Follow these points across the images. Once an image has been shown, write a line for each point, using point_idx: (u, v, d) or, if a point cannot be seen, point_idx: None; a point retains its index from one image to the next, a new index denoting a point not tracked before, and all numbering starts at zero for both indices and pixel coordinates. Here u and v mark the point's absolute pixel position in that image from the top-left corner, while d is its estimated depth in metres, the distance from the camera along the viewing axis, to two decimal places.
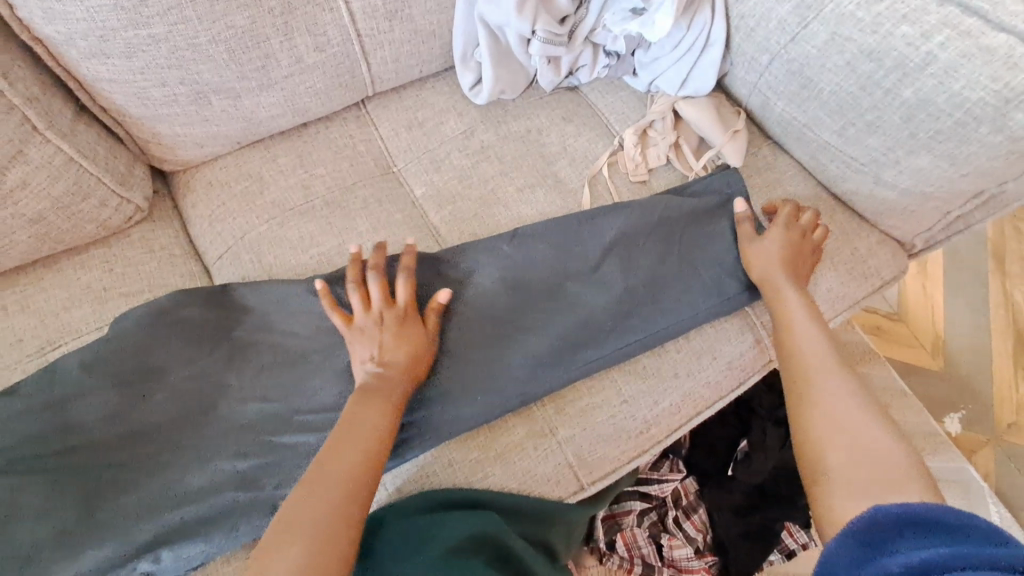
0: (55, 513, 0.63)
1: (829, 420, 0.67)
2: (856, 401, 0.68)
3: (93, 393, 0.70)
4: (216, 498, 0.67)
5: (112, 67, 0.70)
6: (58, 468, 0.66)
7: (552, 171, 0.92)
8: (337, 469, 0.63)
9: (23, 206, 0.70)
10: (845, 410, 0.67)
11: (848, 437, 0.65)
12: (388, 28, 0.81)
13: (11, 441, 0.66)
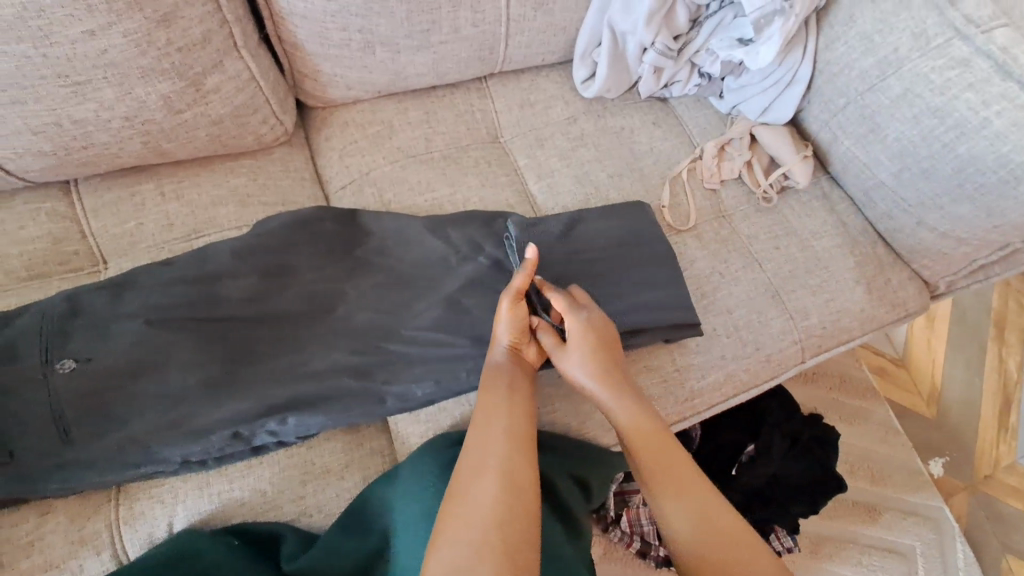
0: (202, 368, 0.74)
1: (688, 502, 0.72)
2: (681, 463, 0.74)
3: (239, 277, 0.80)
4: (333, 381, 0.78)
5: (310, 6, 0.82)
6: (205, 332, 0.76)
7: (639, 166, 1.04)
8: (487, 461, 0.68)
9: (211, 108, 0.80)
10: (672, 473, 0.74)
11: (691, 510, 0.72)
12: (532, 17, 0.94)
13: (168, 302, 0.76)
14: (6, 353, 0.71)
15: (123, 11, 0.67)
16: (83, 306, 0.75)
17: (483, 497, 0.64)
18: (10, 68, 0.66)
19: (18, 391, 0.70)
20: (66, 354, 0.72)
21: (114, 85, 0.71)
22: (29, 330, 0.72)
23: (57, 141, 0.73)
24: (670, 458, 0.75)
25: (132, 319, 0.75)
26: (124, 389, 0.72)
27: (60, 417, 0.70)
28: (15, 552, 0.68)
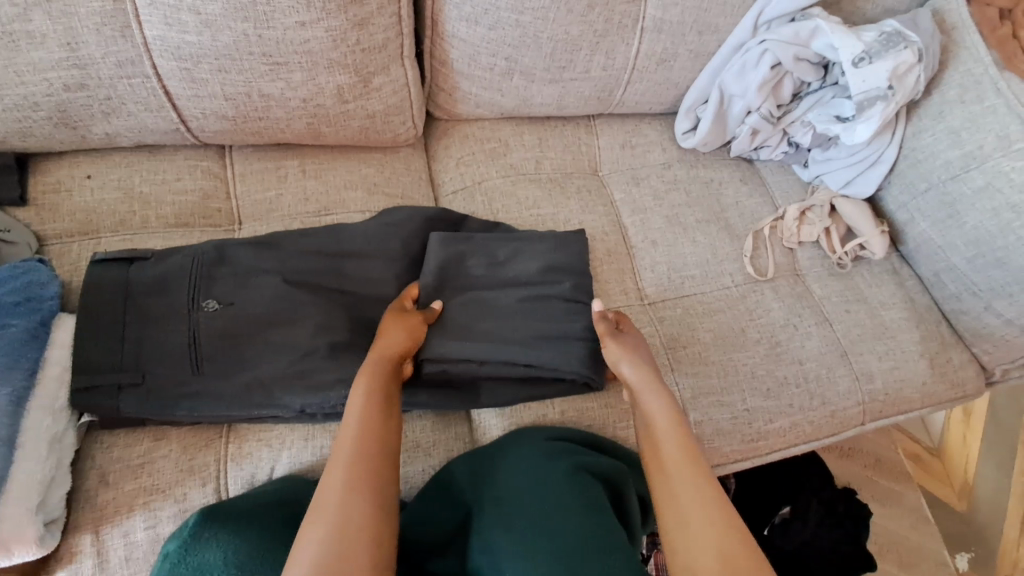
0: (327, 330, 0.79)
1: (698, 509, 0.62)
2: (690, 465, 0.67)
3: (365, 252, 0.87)
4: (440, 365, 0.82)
5: (472, 33, 0.93)
6: (331, 298, 0.82)
7: (724, 216, 1.11)
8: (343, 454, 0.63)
9: (372, 104, 0.90)
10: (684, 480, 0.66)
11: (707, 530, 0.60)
12: (653, 70, 1.04)
13: (304, 267, 0.83)
14: (156, 286, 0.77)
15: (332, 11, 0.78)
16: (228, 257, 0.81)
17: (334, 507, 0.59)
18: (228, 42, 0.76)
19: (162, 322, 0.75)
20: (210, 295, 0.78)
21: (304, 70, 0.81)
22: (179, 270, 0.78)
23: (241, 109, 0.83)
24: (689, 471, 0.66)
25: (273, 276, 0.81)
26: (257, 335, 0.77)
27: (196, 352, 0.75)
28: (126, 471, 0.71)
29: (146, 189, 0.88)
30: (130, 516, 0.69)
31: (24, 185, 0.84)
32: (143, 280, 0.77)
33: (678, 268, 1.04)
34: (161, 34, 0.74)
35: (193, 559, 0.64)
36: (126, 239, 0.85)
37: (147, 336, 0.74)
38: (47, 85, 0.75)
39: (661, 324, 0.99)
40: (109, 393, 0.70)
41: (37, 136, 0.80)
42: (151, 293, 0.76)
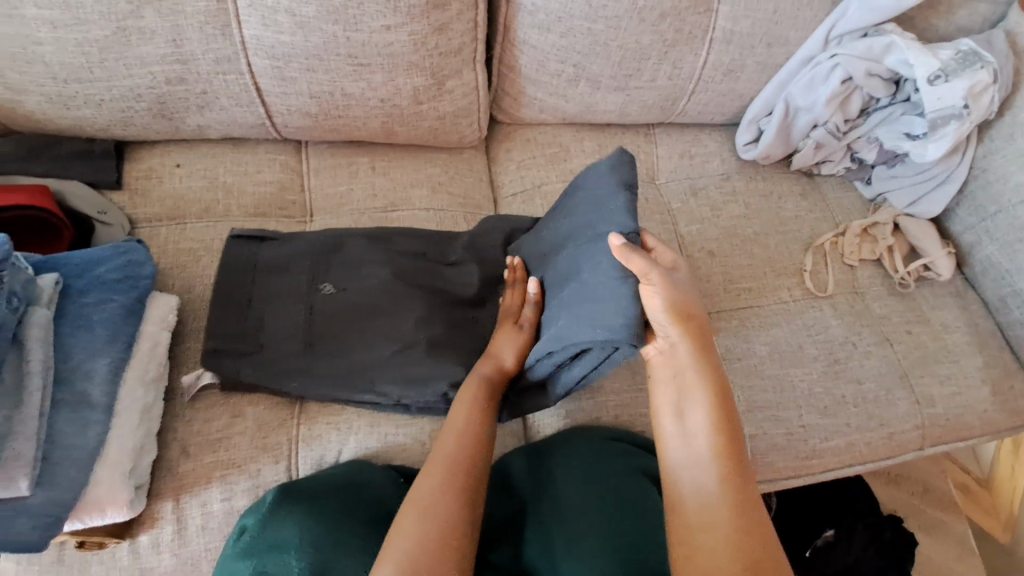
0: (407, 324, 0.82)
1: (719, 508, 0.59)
2: (723, 465, 0.62)
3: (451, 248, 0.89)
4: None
5: (543, 39, 0.95)
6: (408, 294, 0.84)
7: (784, 230, 1.10)
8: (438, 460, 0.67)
9: (444, 106, 0.93)
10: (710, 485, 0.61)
11: (719, 528, 0.58)
12: (719, 81, 1.04)
13: (401, 263, 0.86)
14: (281, 266, 0.84)
15: (415, 16, 0.81)
16: (341, 245, 0.87)
17: (423, 512, 0.62)
18: (318, 42, 0.80)
19: (282, 299, 0.82)
20: (327, 279, 0.84)
21: (384, 71, 0.85)
22: (298, 254, 0.85)
23: (323, 107, 0.87)
24: (718, 470, 0.62)
25: (381, 267, 0.85)
26: (354, 323, 0.82)
27: (307, 335, 0.81)
28: (205, 444, 0.75)
29: (229, 179, 0.93)
30: (207, 487, 0.73)
31: (120, 171, 0.89)
32: (267, 259, 0.84)
33: (735, 280, 1.04)
34: (258, 34, 0.79)
35: (269, 533, 0.67)
36: (209, 225, 0.89)
37: (269, 310, 0.82)
38: (151, 78, 0.80)
39: (716, 335, 0.98)
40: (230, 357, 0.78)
41: (136, 125, 0.85)
42: (274, 274, 0.84)
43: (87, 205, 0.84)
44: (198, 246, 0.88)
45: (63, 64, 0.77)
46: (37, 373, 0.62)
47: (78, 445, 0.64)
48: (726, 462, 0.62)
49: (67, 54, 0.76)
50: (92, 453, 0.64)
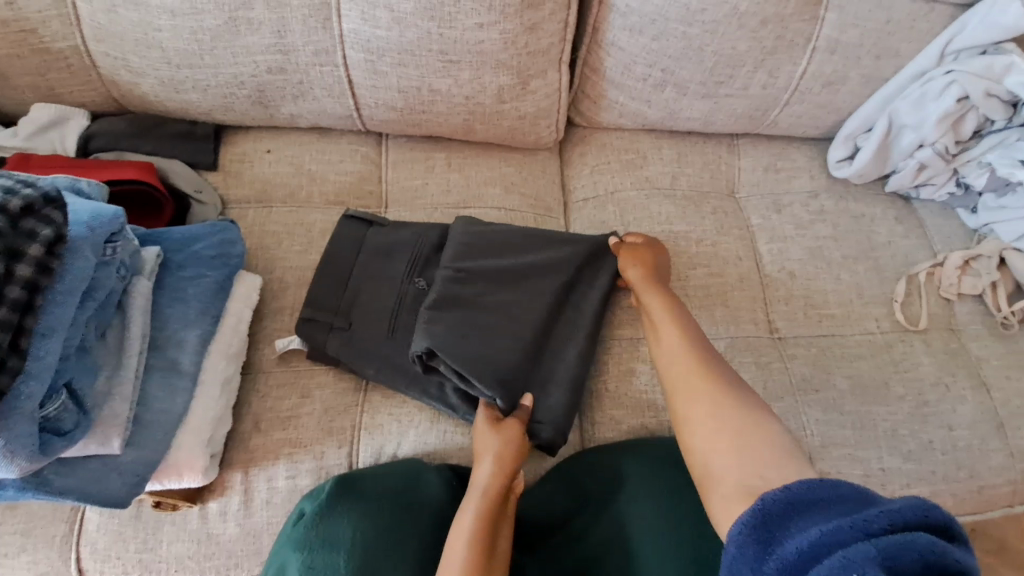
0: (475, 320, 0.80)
1: (702, 401, 0.62)
2: (690, 362, 0.68)
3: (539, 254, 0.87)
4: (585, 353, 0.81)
5: (633, 42, 0.92)
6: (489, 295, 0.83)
7: (873, 256, 1.03)
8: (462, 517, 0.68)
9: (526, 106, 0.92)
10: (682, 360, 0.70)
11: (717, 421, 0.59)
12: (817, 93, 0.98)
13: (490, 265, 0.84)
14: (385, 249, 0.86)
15: (509, 15, 0.81)
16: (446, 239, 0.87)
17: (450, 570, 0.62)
18: (413, 38, 0.81)
19: (382, 284, 0.85)
20: (422, 275, 0.86)
21: (472, 69, 0.85)
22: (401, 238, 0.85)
23: (409, 102, 0.89)
24: (682, 367, 0.68)
25: (483, 273, 0.84)
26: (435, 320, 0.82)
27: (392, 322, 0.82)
28: (275, 421, 0.78)
29: (314, 168, 0.96)
30: (275, 463, 0.76)
31: (217, 153, 0.94)
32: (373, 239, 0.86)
33: (816, 304, 0.98)
34: (356, 28, 0.81)
35: (323, 527, 0.67)
36: (292, 211, 0.93)
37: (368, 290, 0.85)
38: (255, 66, 0.84)
39: (791, 361, 0.93)
40: (318, 335, 0.81)
41: (235, 111, 0.90)
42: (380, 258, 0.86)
43: (185, 183, 0.88)
44: (281, 229, 0.91)
45: (178, 50, 0.82)
46: (136, 340, 0.65)
47: (165, 409, 0.67)
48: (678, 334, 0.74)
49: (183, 41, 0.81)
50: (177, 419, 0.67)
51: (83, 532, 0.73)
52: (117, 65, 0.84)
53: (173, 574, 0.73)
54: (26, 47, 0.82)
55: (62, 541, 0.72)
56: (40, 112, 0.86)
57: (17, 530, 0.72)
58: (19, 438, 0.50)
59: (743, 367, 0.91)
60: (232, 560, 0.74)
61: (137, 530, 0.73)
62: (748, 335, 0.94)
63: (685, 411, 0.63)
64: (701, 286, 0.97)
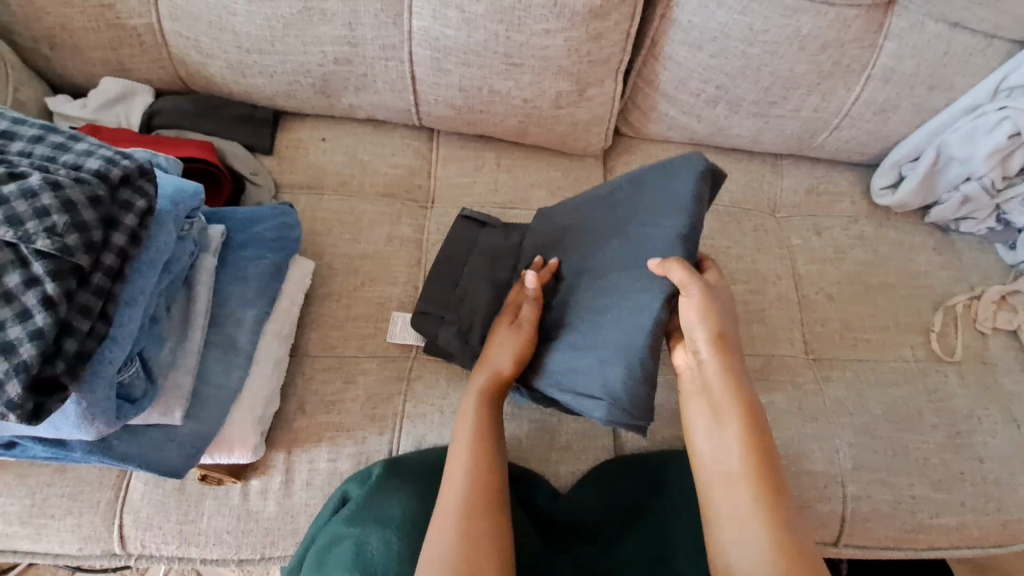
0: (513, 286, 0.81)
1: (760, 566, 0.54)
2: (753, 492, 0.58)
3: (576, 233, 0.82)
4: (642, 298, 0.67)
5: (692, 57, 0.93)
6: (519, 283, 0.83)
7: (911, 284, 1.03)
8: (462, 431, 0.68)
9: (582, 112, 0.94)
10: (741, 480, 0.59)
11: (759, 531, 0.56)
12: (868, 120, 0.99)
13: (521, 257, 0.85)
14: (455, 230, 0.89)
15: (577, 23, 0.82)
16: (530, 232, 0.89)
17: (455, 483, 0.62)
18: (480, 39, 0.83)
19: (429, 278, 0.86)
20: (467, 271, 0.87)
21: (534, 73, 0.87)
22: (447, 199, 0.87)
23: (468, 101, 0.90)
24: (748, 504, 0.58)
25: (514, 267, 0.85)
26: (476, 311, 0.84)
27: (447, 305, 0.83)
28: (320, 404, 0.79)
29: (367, 158, 0.97)
30: (318, 445, 0.77)
31: (274, 138, 0.96)
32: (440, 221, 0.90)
33: (853, 328, 0.98)
34: (425, 25, 0.83)
35: (375, 505, 0.69)
36: (343, 199, 0.94)
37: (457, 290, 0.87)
38: (322, 56, 0.85)
39: (826, 383, 0.93)
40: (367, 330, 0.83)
41: (297, 98, 0.92)
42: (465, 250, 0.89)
43: (243, 164, 0.90)
44: (332, 216, 0.92)
45: (249, 35, 0.84)
46: (201, 314, 0.67)
47: (222, 384, 0.68)
48: (739, 436, 0.61)
49: (256, 27, 0.83)
50: (233, 394, 0.69)
51: (127, 500, 0.74)
52: (188, 46, 0.86)
53: (211, 547, 0.74)
54: (104, 22, 0.84)
55: (107, 508, 0.73)
56: (109, 86, 0.88)
57: (64, 493, 0.73)
58: (100, 401, 0.51)
59: (779, 386, 0.92)
60: (270, 537, 0.75)
61: (180, 502, 0.74)
62: (785, 355, 0.95)
63: (727, 563, 0.56)
64: (740, 302, 0.98)
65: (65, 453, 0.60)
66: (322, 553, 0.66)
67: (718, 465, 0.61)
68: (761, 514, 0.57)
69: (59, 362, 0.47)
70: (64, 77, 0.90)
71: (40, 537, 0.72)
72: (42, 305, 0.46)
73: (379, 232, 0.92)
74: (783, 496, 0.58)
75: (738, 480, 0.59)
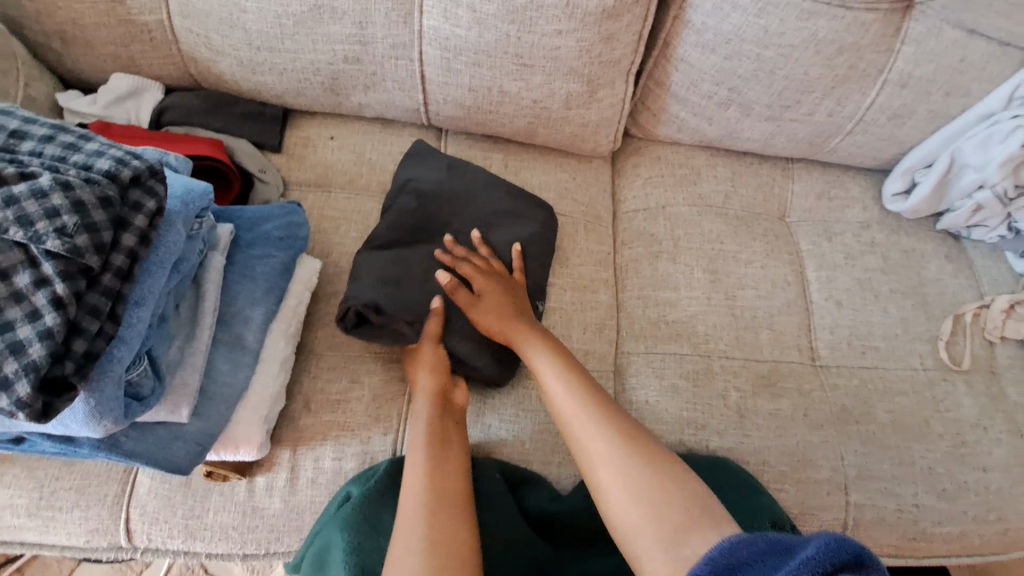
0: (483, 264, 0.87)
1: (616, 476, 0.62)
2: (572, 395, 0.72)
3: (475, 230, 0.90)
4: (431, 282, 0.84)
5: (705, 60, 0.92)
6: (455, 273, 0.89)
7: (921, 291, 1.02)
8: (410, 473, 0.68)
9: (591, 114, 0.93)
10: (568, 395, 0.72)
11: (629, 499, 0.60)
12: (882, 125, 0.98)
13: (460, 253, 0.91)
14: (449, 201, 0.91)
15: (589, 24, 0.81)
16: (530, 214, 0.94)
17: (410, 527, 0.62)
18: (490, 40, 0.82)
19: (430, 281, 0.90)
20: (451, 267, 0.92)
21: (545, 74, 0.86)
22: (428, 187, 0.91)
23: (478, 101, 0.90)
24: (573, 405, 0.71)
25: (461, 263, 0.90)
26: None
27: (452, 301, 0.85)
28: (325, 403, 0.79)
29: (374, 157, 0.97)
30: (322, 443, 0.78)
31: (282, 136, 0.96)
32: (440, 191, 0.91)
33: (861, 336, 0.97)
34: (436, 25, 0.82)
35: (371, 511, 0.70)
36: (350, 198, 0.94)
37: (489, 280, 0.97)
38: (332, 55, 0.85)
39: (833, 391, 0.93)
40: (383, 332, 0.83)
41: (306, 96, 0.92)
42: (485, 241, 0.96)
43: (250, 161, 0.90)
44: (339, 214, 0.92)
45: (260, 32, 0.83)
46: (208, 313, 0.67)
47: (229, 383, 0.68)
48: (561, 372, 0.75)
49: (266, 24, 0.83)
50: (239, 392, 0.69)
51: (134, 494, 0.75)
52: (198, 42, 0.86)
53: (216, 542, 0.75)
54: (114, 17, 0.84)
55: (114, 501, 0.74)
56: (119, 82, 0.89)
57: (72, 486, 0.74)
58: (107, 400, 0.52)
59: (786, 393, 0.91)
60: (274, 534, 0.75)
61: (186, 497, 0.75)
62: (791, 362, 0.94)
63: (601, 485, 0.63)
64: (748, 308, 0.97)
65: (72, 449, 0.60)
66: (320, 557, 0.68)
67: (560, 398, 0.72)
68: (585, 410, 0.70)
69: (69, 362, 0.48)
70: (75, 71, 0.90)
71: (48, 529, 0.73)
72: (52, 305, 0.46)
73: None
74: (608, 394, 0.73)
75: (568, 401, 0.71)
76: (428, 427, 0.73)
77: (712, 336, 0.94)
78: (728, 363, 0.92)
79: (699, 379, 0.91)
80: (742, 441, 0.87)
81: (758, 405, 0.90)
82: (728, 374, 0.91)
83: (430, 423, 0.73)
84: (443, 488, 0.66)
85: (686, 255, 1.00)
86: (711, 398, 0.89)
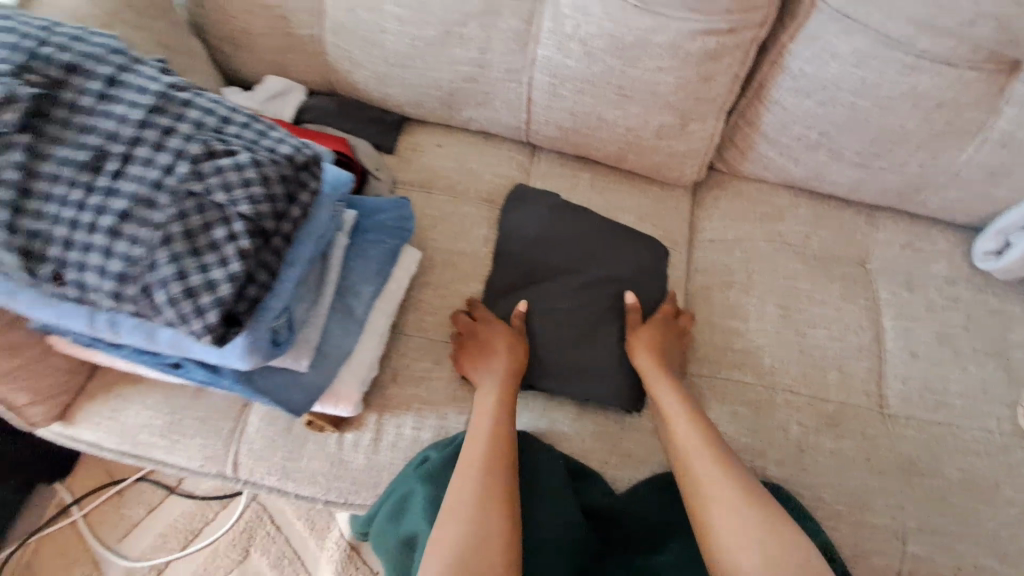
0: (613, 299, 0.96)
1: (729, 500, 0.72)
2: (691, 424, 0.81)
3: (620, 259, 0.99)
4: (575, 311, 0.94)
5: (798, 104, 0.96)
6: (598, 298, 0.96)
7: (1007, 354, 0.99)
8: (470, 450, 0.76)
9: (681, 145, 0.99)
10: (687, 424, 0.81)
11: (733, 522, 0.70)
12: (978, 181, 0.98)
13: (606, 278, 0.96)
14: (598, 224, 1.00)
15: (690, 64, 0.88)
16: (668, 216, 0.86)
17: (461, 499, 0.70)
18: (597, 71, 0.91)
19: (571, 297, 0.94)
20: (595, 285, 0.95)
21: (642, 105, 0.93)
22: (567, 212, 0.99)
23: (576, 124, 0.98)
24: (693, 434, 0.80)
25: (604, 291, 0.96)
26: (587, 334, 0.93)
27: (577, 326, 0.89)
28: (411, 377, 0.89)
29: (475, 166, 1.07)
30: (404, 412, 0.87)
31: (398, 140, 1.08)
32: (531, 203, 1.00)
33: (935, 390, 0.96)
34: (549, 55, 0.92)
35: (448, 471, 0.78)
36: (450, 200, 1.04)
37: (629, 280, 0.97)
38: (454, 74, 0.97)
39: (899, 440, 0.92)
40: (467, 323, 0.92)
41: (424, 107, 1.04)
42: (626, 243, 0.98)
43: (368, 160, 1.01)
44: (439, 213, 1.03)
45: (396, 52, 0.96)
46: (332, 282, 0.79)
47: (339, 345, 0.79)
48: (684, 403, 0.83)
49: (402, 44, 0.95)
50: (345, 354, 0.79)
51: (244, 431, 0.86)
52: (342, 55, 1.00)
53: (305, 484, 0.85)
54: (280, 30, 1.00)
55: (227, 435, 0.86)
56: (271, 83, 1.04)
57: (196, 416, 0.86)
58: (261, 336, 0.67)
59: (849, 435, 0.91)
60: (354, 485, 0.85)
61: (286, 441, 0.86)
62: (858, 405, 0.94)
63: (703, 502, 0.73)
64: (817, 346, 0.98)
65: (217, 379, 0.73)
66: (400, 504, 0.78)
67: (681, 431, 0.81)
68: (703, 440, 0.79)
69: (243, 303, 0.64)
70: (240, 71, 1.07)
71: (173, 449, 0.86)
72: (238, 255, 0.62)
73: (478, 233, 1.01)
74: (717, 429, 0.81)
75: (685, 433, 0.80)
76: (491, 415, 0.80)
77: (778, 369, 0.96)
78: (793, 397, 0.94)
79: (760, 409, 0.93)
80: (799, 474, 0.88)
81: (818, 442, 0.91)
82: (792, 407, 0.93)
83: (494, 412, 0.80)
84: (493, 474, 0.73)
85: (759, 287, 1.02)
86: (770, 428, 0.91)
